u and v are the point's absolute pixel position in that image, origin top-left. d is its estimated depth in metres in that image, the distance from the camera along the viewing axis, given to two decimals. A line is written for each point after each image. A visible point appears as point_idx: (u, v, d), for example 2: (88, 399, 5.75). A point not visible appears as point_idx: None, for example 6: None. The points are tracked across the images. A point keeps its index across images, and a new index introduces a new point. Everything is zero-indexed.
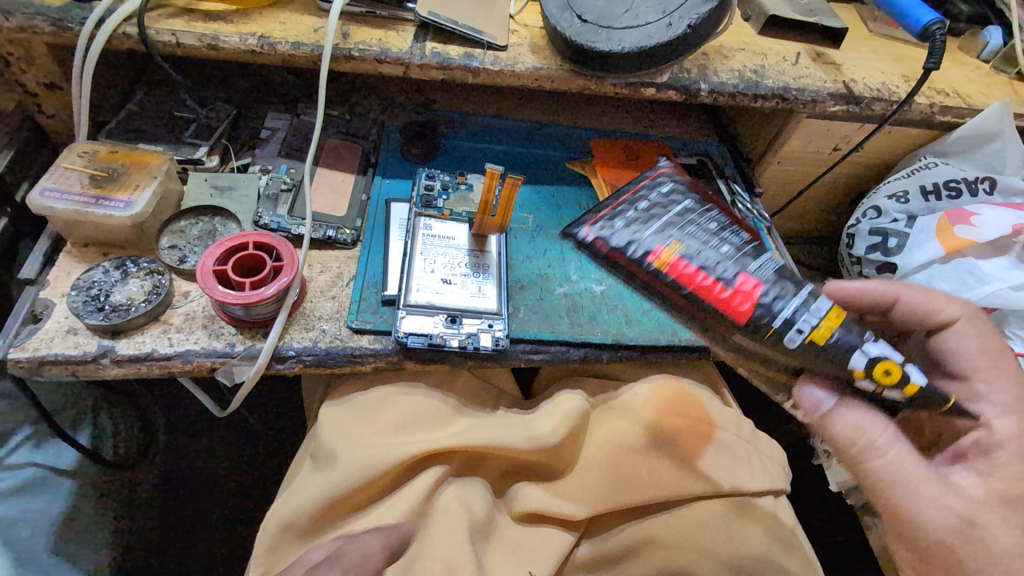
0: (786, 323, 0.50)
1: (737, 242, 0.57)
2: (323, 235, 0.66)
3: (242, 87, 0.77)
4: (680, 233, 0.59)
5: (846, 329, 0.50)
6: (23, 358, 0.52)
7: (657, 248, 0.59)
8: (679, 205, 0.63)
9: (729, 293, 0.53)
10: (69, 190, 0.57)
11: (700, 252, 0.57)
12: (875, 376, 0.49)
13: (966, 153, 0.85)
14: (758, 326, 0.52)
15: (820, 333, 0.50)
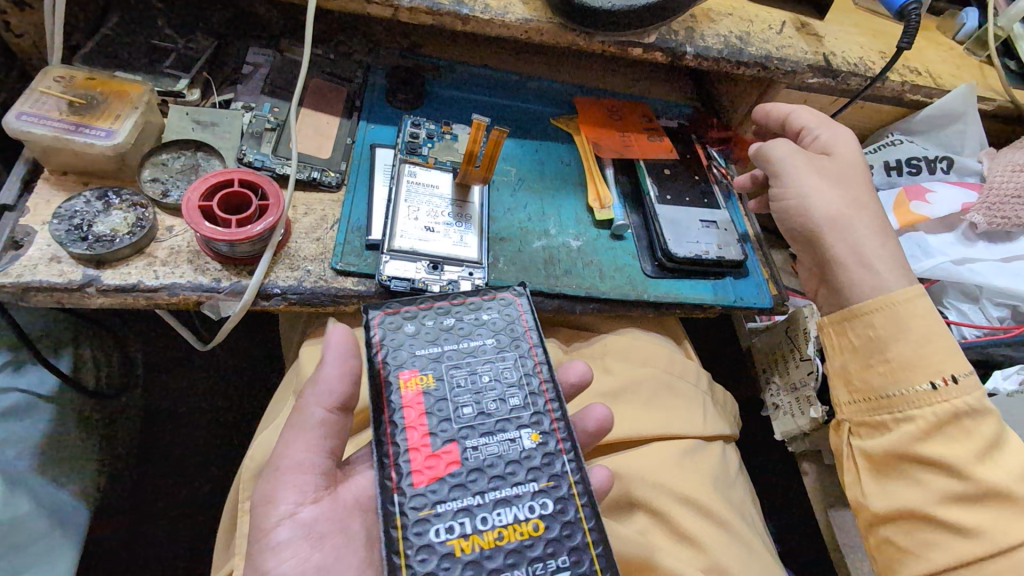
0: (444, 513, 0.42)
1: (493, 404, 0.46)
2: (307, 176, 0.66)
3: (222, 18, 0.75)
4: (445, 370, 0.47)
5: (519, 545, 0.41)
6: (7, 283, 0.52)
7: (401, 374, 0.46)
8: (479, 340, 0.49)
9: (427, 456, 0.43)
10: (47, 115, 0.56)
11: (449, 399, 0.46)
12: None
13: (929, 133, 0.89)
14: (420, 500, 0.42)
15: (495, 539, 0.41)
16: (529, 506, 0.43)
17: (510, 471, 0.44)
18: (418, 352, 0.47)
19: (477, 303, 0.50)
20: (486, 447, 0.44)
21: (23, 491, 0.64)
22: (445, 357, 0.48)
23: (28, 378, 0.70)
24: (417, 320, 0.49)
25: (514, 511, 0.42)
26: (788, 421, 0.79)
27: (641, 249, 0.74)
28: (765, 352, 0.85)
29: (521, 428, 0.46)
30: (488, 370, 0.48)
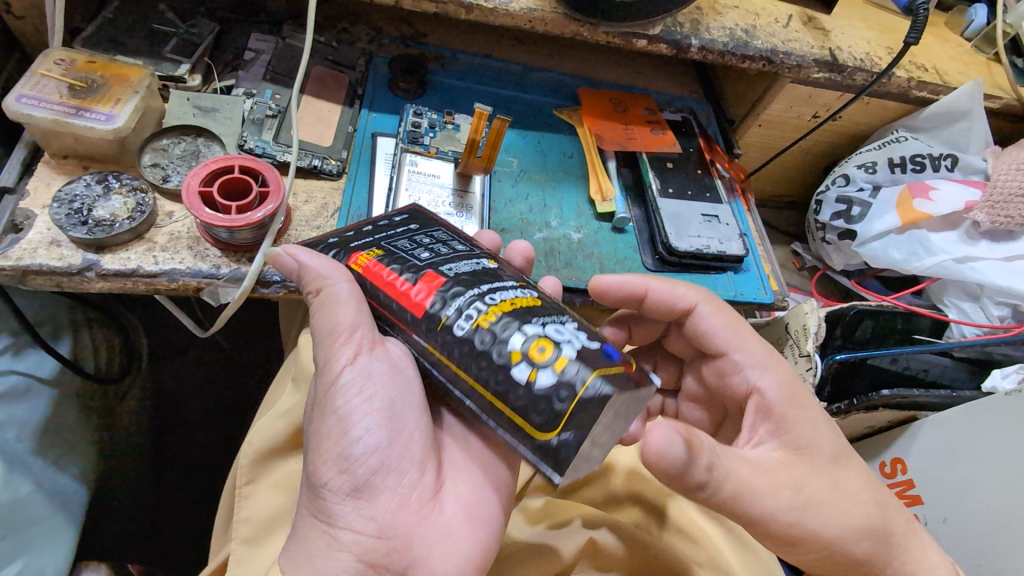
0: (455, 309, 0.40)
1: (448, 247, 0.45)
2: (308, 164, 0.66)
3: (224, 3, 0.74)
4: (388, 240, 0.46)
5: (533, 310, 0.40)
6: (7, 266, 0.52)
7: (348, 259, 0.45)
8: (406, 225, 0.48)
9: (407, 285, 0.42)
10: (46, 98, 0.56)
11: (405, 251, 0.44)
12: (534, 355, 0.38)
13: (934, 130, 0.89)
14: (430, 317, 0.41)
15: (508, 305, 0.40)
16: (519, 288, 0.42)
17: (488, 277, 0.43)
18: (349, 245, 0.46)
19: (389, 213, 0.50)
20: (457, 265, 0.43)
21: (22, 473, 0.65)
22: (379, 238, 0.46)
23: (27, 361, 0.70)
24: (341, 234, 0.48)
25: (510, 291, 0.41)
26: None
27: (642, 243, 0.74)
28: None
29: (479, 256, 0.45)
30: (426, 235, 0.46)
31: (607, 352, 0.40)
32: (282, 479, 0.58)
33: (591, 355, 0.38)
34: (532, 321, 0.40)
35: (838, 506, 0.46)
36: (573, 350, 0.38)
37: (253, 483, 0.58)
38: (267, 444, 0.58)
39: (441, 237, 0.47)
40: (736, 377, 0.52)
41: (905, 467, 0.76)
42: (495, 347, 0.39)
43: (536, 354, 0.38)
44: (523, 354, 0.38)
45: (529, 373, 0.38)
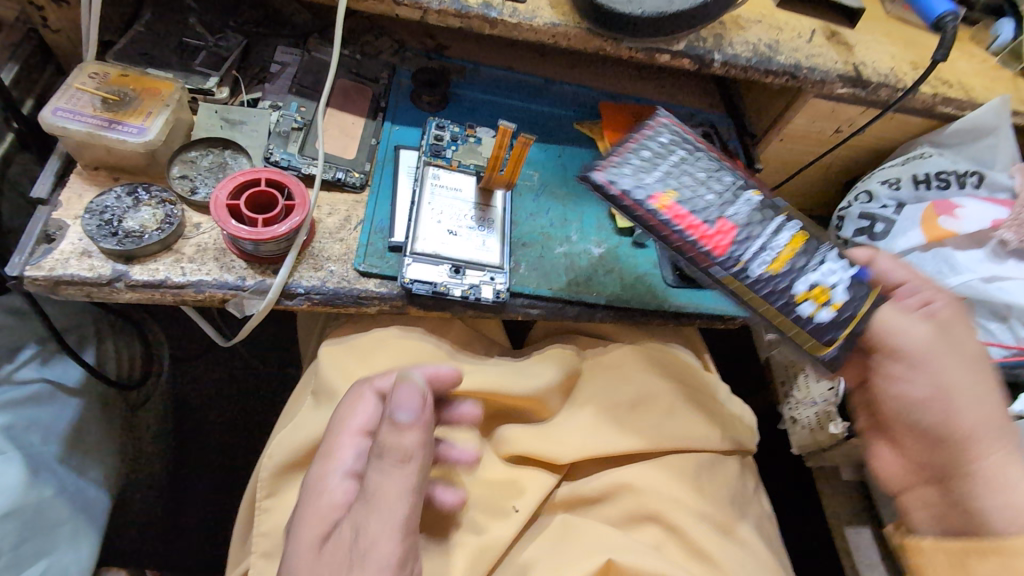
0: (755, 252, 0.54)
1: (725, 183, 0.57)
2: (333, 177, 0.67)
3: (252, 17, 0.75)
4: (676, 180, 0.56)
5: (808, 246, 0.55)
6: (40, 277, 0.53)
7: (656, 192, 0.54)
8: (669, 157, 0.57)
9: (714, 233, 0.54)
10: (80, 111, 0.57)
11: (695, 196, 0.55)
12: (817, 298, 0.53)
13: (960, 147, 0.87)
14: (731, 258, 0.53)
15: (789, 254, 0.54)
16: (784, 223, 0.56)
17: (768, 216, 0.56)
18: (647, 179, 0.55)
19: (651, 133, 0.58)
20: (739, 209, 0.55)
21: (45, 477, 0.66)
22: (664, 175, 0.56)
23: (56, 369, 0.72)
24: (621, 168, 0.55)
25: (781, 237, 0.55)
26: (802, 433, 0.81)
27: (663, 256, 0.73)
28: (782, 365, 0.85)
29: (748, 189, 0.57)
30: (688, 167, 0.57)
31: (860, 273, 0.55)
32: (300, 494, 0.58)
33: (861, 292, 0.53)
34: (813, 267, 0.54)
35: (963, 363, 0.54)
36: (841, 288, 0.53)
37: (272, 496, 0.58)
38: (284, 459, 0.58)
39: (707, 171, 0.57)
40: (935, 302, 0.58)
41: None
42: (791, 286, 0.53)
43: (818, 295, 0.53)
44: (807, 282, 0.53)
45: (835, 305, 0.53)
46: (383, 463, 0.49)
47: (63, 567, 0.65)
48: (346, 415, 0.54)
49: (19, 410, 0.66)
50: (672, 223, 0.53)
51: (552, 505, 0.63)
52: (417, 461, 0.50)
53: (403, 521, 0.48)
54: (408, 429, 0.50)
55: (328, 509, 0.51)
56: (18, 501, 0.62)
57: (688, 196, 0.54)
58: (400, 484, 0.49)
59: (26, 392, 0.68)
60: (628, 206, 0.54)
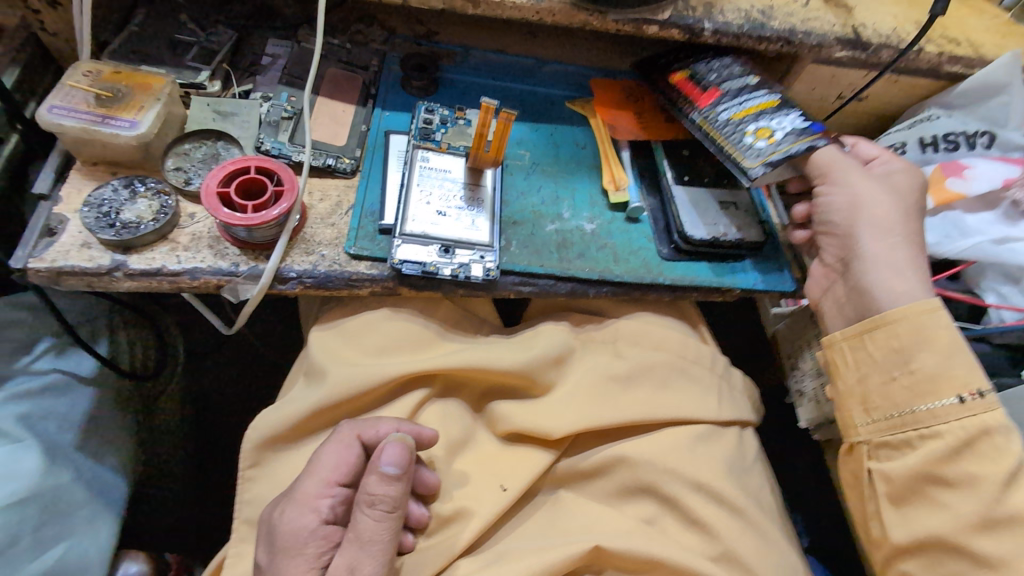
0: (723, 106, 0.72)
1: (734, 69, 0.75)
2: (323, 163, 0.68)
3: (242, 12, 0.77)
4: (696, 64, 0.77)
5: (778, 108, 0.70)
6: (42, 269, 0.56)
7: (676, 71, 0.78)
8: (701, 56, 0.78)
9: (698, 93, 0.74)
10: (75, 108, 0.59)
11: (705, 71, 0.76)
12: (764, 133, 0.68)
13: (971, 107, 0.84)
14: (705, 107, 0.73)
15: (756, 108, 0.70)
16: (764, 91, 0.71)
17: (747, 85, 0.73)
18: (669, 66, 0.79)
19: (690, 48, 0.80)
20: (732, 82, 0.73)
21: (63, 464, 0.68)
22: (680, 63, 0.79)
23: (71, 360, 0.74)
24: (667, 60, 0.80)
25: (758, 95, 0.71)
26: (811, 408, 0.77)
27: (658, 232, 0.73)
28: (788, 338, 0.84)
29: (750, 74, 0.74)
30: (720, 59, 0.77)
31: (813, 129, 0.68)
32: (286, 467, 0.60)
33: (805, 136, 0.67)
34: (762, 116, 0.69)
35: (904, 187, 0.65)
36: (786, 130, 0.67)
37: (258, 465, 0.60)
38: (271, 431, 0.59)
39: (728, 64, 0.76)
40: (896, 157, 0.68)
41: None
42: (744, 124, 0.69)
43: (759, 133, 0.68)
44: (757, 125, 0.69)
45: (771, 138, 0.67)
46: (373, 513, 0.51)
47: (83, 549, 0.68)
48: (324, 460, 0.54)
49: (36, 400, 0.69)
50: (674, 88, 0.76)
51: (548, 479, 0.63)
52: (402, 511, 0.52)
53: (386, 563, 0.51)
54: (394, 481, 0.51)
55: (300, 543, 0.51)
56: (37, 487, 0.65)
57: (693, 72, 0.76)
58: (385, 533, 0.51)
59: (44, 383, 0.71)
60: (654, 80, 0.79)
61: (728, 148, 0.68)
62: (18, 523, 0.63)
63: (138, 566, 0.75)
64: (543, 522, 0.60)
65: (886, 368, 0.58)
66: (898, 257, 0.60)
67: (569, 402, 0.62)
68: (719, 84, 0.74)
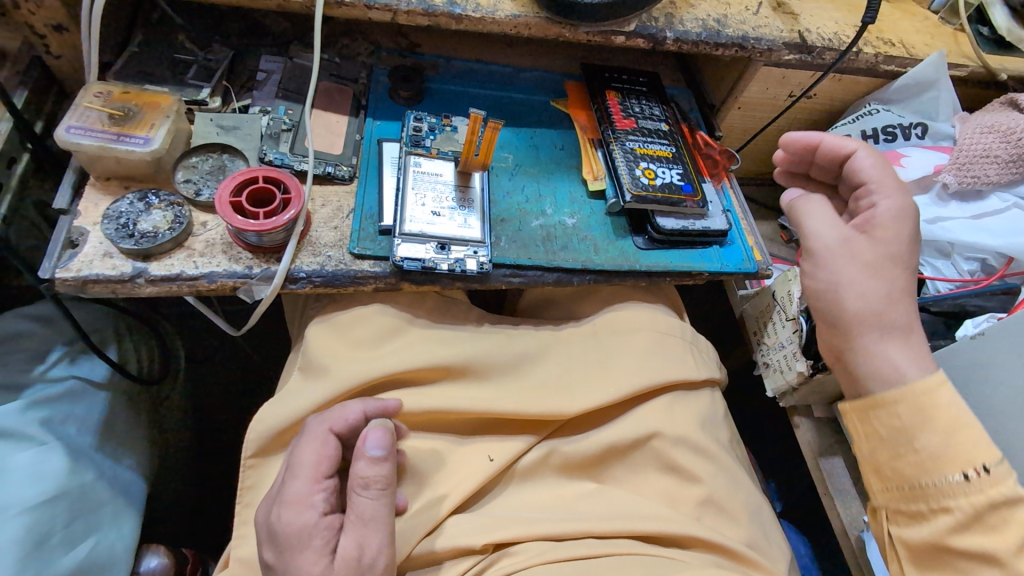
0: (631, 138, 0.82)
1: (653, 113, 0.87)
2: (322, 171, 0.73)
3: (235, 30, 0.81)
4: (626, 93, 0.88)
5: (670, 160, 0.82)
6: (69, 278, 0.60)
7: (611, 89, 0.87)
8: (634, 87, 0.90)
9: (621, 117, 0.84)
10: (91, 127, 0.63)
11: (632, 104, 0.87)
12: (648, 174, 0.79)
13: (906, 101, 0.93)
14: (619, 130, 0.83)
15: (652, 151, 0.82)
16: (663, 143, 0.83)
17: (654, 130, 0.85)
18: (611, 84, 0.89)
19: (632, 72, 0.92)
20: (646, 123, 0.85)
21: (85, 463, 0.72)
22: (618, 85, 0.89)
23: (84, 367, 0.78)
24: (611, 73, 0.90)
25: (658, 142, 0.83)
26: (777, 378, 0.87)
27: (632, 225, 0.80)
28: (754, 317, 0.93)
29: (661, 122, 0.86)
30: (645, 98, 0.89)
31: (684, 186, 0.80)
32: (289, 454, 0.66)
33: (677, 192, 0.79)
34: (654, 161, 0.81)
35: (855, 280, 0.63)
36: (667, 179, 0.79)
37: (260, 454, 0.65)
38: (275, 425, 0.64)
39: (651, 105, 0.88)
40: (814, 242, 0.66)
41: None
42: (640, 159, 0.80)
43: (646, 172, 0.79)
44: (648, 164, 0.80)
45: (652, 180, 0.79)
46: (367, 493, 0.56)
47: (109, 543, 0.72)
48: (307, 461, 0.58)
49: (56, 405, 0.73)
50: (606, 103, 0.85)
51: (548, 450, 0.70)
52: (394, 488, 0.58)
53: (390, 535, 0.56)
54: (382, 463, 0.57)
55: (304, 538, 0.55)
56: (63, 486, 0.69)
57: (624, 99, 0.87)
58: (380, 505, 0.57)
59: (60, 389, 0.74)
60: (595, 86, 0.88)
61: (620, 172, 0.78)
62: (48, 519, 0.67)
63: (159, 560, 0.79)
64: (544, 486, 0.67)
65: (872, 431, 0.63)
66: (940, 432, 0.58)
67: (538, 377, 0.69)
68: (635, 118, 0.85)
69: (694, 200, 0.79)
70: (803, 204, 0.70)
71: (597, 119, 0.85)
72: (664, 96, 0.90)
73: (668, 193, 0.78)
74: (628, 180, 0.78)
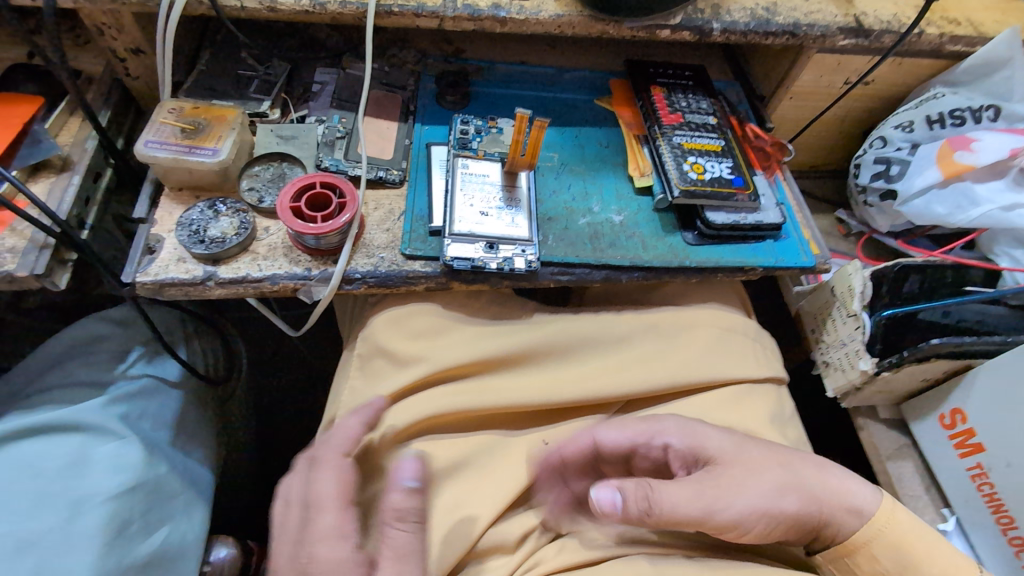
0: (678, 133, 0.81)
1: (701, 107, 0.85)
2: (375, 176, 0.75)
3: (291, 45, 0.85)
4: (672, 87, 0.87)
5: (720, 154, 0.80)
6: (148, 281, 0.64)
7: (656, 85, 0.87)
8: (682, 81, 0.88)
9: (667, 112, 0.83)
10: (165, 141, 0.67)
11: (678, 99, 0.85)
12: (697, 170, 0.78)
13: (975, 83, 0.88)
14: (665, 125, 0.82)
15: (699, 146, 0.80)
16: (711, 137, 0.82)
17: (701, 123, 0.83)
18: (657, 79, 0.88)
19: (678, 66, 0.90)
20: (693, 117, 0.84)
21: (159, 456, 0.77)
22: (664, 80, 0.88)
23: (159, 366, 0.83)
24: (656, 68, 0.89)
25: (706, 136, 0.82)
26: (839, 376, 0.85)
27: (681, 221, 0.78)
28: (811, 314, 0.90)
29: (709, 115, 0.85)
30: (693, 91, 0.87)
31: (735, 180, 0.78)
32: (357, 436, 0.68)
33: (726, 186, 0.77)
34: (702, 156, 0.79)
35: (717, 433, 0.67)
36: (715, 173, 0.78)
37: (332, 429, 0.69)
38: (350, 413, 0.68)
39: (698, 99, 0.86)
40: (726, 513, 0.59)
41: (964, 417, 0.80)
42: (688, 154, 0.79)
43: (695, 167, 0.78)
44: (696, 159, 0.79)
45: (700, 175, 0.77)
46: (403, 526, 0.55)
47: (181, 531, 0.76)
48: (323, 493, 0.57)
49: (133, 401, 0.78)
50: (651, 99, 0.85)
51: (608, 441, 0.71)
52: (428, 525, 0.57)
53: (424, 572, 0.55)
54: (416, 494, 0.57)
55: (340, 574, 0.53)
56: (141, 477, 0.73)
57: (669, 93, 0.86)
58: (415, 536, 0.55)
59: (138, 386, 0.80)
60: (641, 82, 0.87)
61: (667, 167, 0.77)
62: (128, 507, 0.71)
63: (227, 550, 0.83)
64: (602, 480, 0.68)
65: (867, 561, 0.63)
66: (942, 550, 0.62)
67: (601, 367, 0.70)
68: (682, 112, 0.84)
69: (746, 194, 0.77)
70: (658, 507, 0.59)
71: (643, 115, 0.85)
72: (711, 89, 0.89)
73: (717, 187, 0.77)
74: (676, 175, 0.77)
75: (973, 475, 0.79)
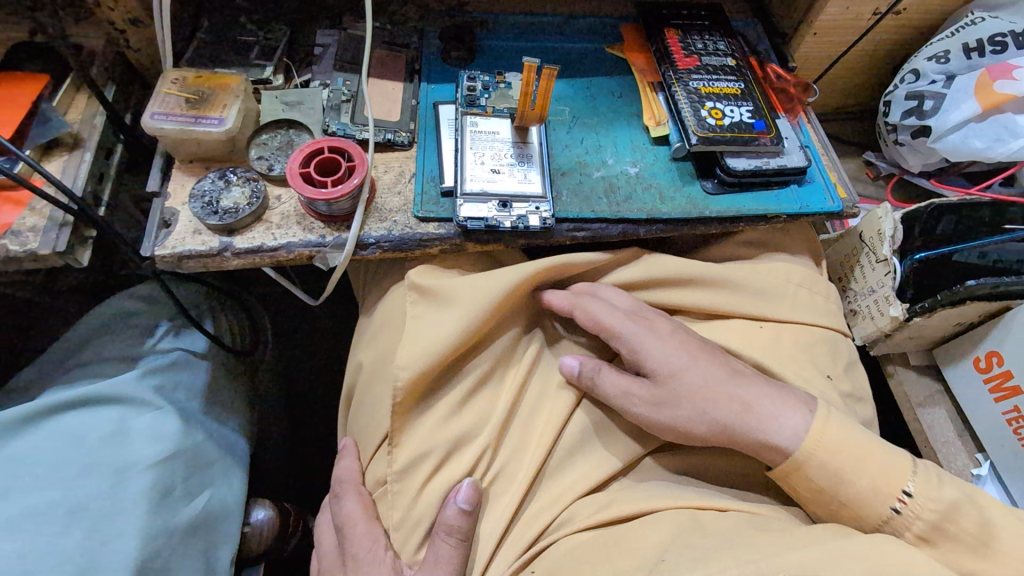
0: (694, 77, 0.77)
1: (718, 49, 0.81)
2: (383, 138, 0.74)
3: (290, 7, 0.83)
4: (687, 29, 0.83)
5: (739, 98, 0.77)
6: (167, 255, 0.65)
7: (670, 28, 0.82)
8: (697, 23, 0.84)
9: (682, 56, 0.79)
10: (171, 112, 0.67)
11: (693, 41, 0.81)
12: (715, 115, 0.74)
13: (1016, 5, 0.82)
14: (680, 70, 0.78)
15: (717, 90, 0.77)
16: (729, 80, 0.78)
17: (719, 66, 0.79)
18: (672, 22, 0.83)
19: (693, 6, 0.86)
20: (710, 59, 0.80)
21: (195, 425, 0.80)
22: (678, 22, 0.83)
23: (186, 339, 0.85)
24: (670, 11, 0.85)
25: (724, 80, 0.78)
26: (868, 324, 0.82)
27: (699, 169, 0.76)
28: (838, 262, 0.87)
29: (727, 57, 0.80)
30: (710, 32, 0.83)
31: (756, 124, 0.74)
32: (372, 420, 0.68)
33: (745, 131, 0.74)
34: (721, 100, 0.76)
35: (668, 361, 0.63)
36: (734, 118, 0.74)
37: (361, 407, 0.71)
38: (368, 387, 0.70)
39: (715, 40, 0.82)
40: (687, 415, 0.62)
41: (1000, 360, 0.77)
42: (706, 99, 0.75)
43: (713, 112, 0.74)
44: (714, 103, 0.75)
45: (719, 121, 0.74)
46: (449, 539, 0.60)
47: (221, 494, 0.79)
48: (350, 514, 0.65)
49: (165, 374, 0.80)
50: (665, 43, 0.81)
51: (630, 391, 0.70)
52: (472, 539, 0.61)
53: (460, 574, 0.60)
54: (466, 514, 0.61)
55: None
56: (179, 444, 0.76)
57: (685, 36, 0.82)
58: (455, 548, 0.60)
59: (169, 360, 0.82)
60: (653, 25, 0.83)
61: (683, 114, 0.74)
62: (169, 475, 0.74)
63: (265, 512, 0.86)
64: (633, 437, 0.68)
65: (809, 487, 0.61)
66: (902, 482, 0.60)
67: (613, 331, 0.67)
68: (698, 55, 0.80)
69: (767, 137, 0.74)
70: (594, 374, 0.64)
71: (656, 61, 0.81)
72: (729, 28, 0.84)
73: (737, 133, 0.73)
74: (692, 122, 0.74)
75: (1009, 419, 0.77)
